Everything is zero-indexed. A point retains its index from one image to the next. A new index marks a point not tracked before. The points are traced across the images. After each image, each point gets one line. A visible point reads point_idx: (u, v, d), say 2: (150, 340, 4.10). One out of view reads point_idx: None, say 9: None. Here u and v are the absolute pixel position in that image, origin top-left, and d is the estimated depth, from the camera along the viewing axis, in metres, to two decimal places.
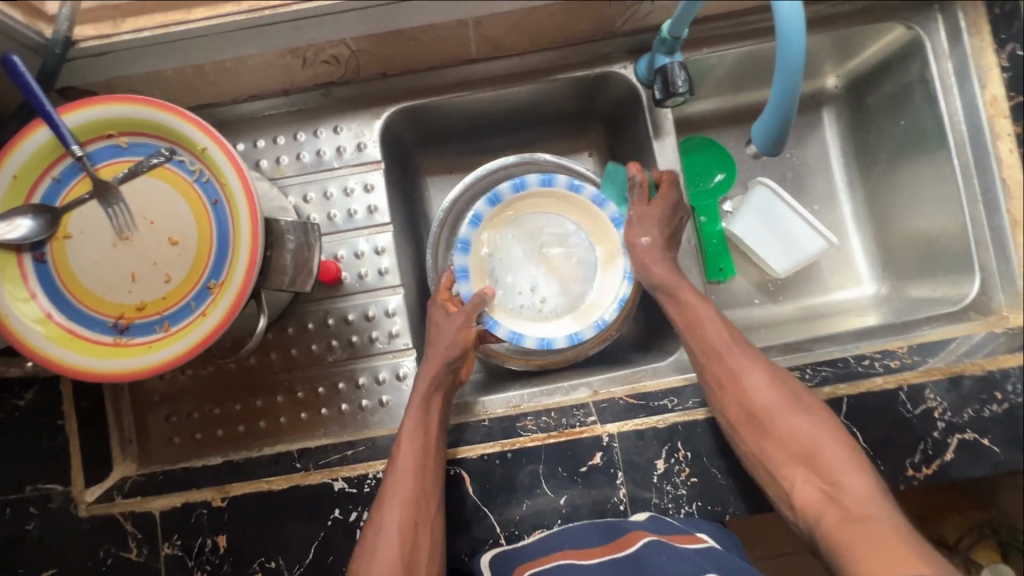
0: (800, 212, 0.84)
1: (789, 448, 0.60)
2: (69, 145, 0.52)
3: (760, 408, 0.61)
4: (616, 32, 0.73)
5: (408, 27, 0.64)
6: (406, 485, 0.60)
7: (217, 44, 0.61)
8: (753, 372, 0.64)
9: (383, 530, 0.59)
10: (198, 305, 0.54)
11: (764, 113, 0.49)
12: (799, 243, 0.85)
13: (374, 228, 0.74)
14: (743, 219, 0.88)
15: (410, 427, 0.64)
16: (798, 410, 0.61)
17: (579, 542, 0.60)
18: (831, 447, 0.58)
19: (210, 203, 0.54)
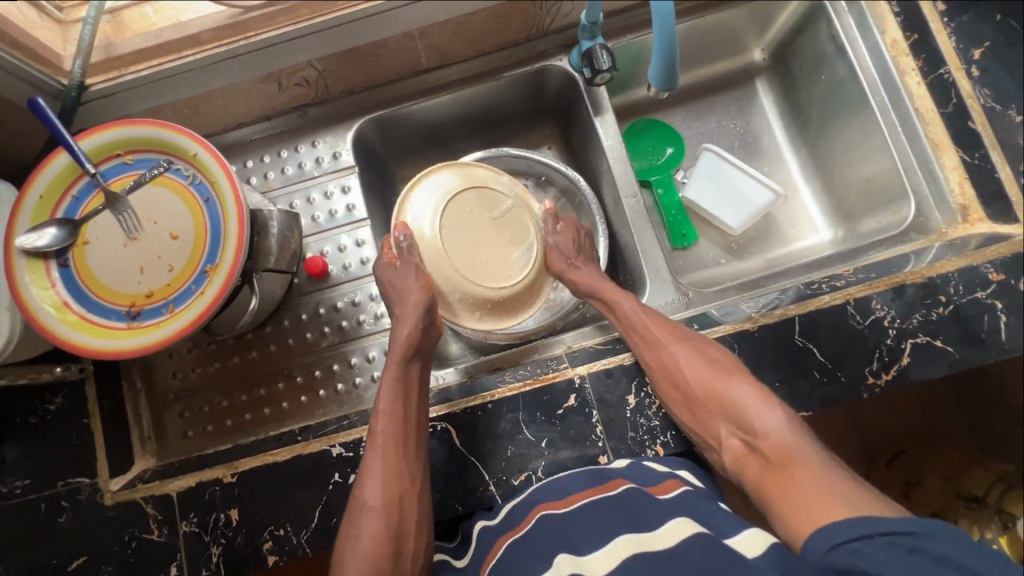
0: (743, 168, 0.93)
1: (709, 406, 0.65)
2: (84, 165, 0.62)
3: (673, 369, 0.67)
4: (546, 30, 0.83)
5: (363, 45, 0.75)
6: (385, 456, 0.64)
7: (204, 75, 0.73)
8: (678, 344, 0.69)
9: (366, 504, 0.63)
10: (198, 287, 0.62)
11: (653, 52, 0.56)
12: (747, 197, 0.93)
13: (354, 223, 0.82)
14: (695, 184, 0.96)
15: (387, 400, 0.68)
16: (683, 346, 0.69)
17: (565, 490, 0.63)
18: (744, 398, 0.64)
19: (203, 201, 0.63)
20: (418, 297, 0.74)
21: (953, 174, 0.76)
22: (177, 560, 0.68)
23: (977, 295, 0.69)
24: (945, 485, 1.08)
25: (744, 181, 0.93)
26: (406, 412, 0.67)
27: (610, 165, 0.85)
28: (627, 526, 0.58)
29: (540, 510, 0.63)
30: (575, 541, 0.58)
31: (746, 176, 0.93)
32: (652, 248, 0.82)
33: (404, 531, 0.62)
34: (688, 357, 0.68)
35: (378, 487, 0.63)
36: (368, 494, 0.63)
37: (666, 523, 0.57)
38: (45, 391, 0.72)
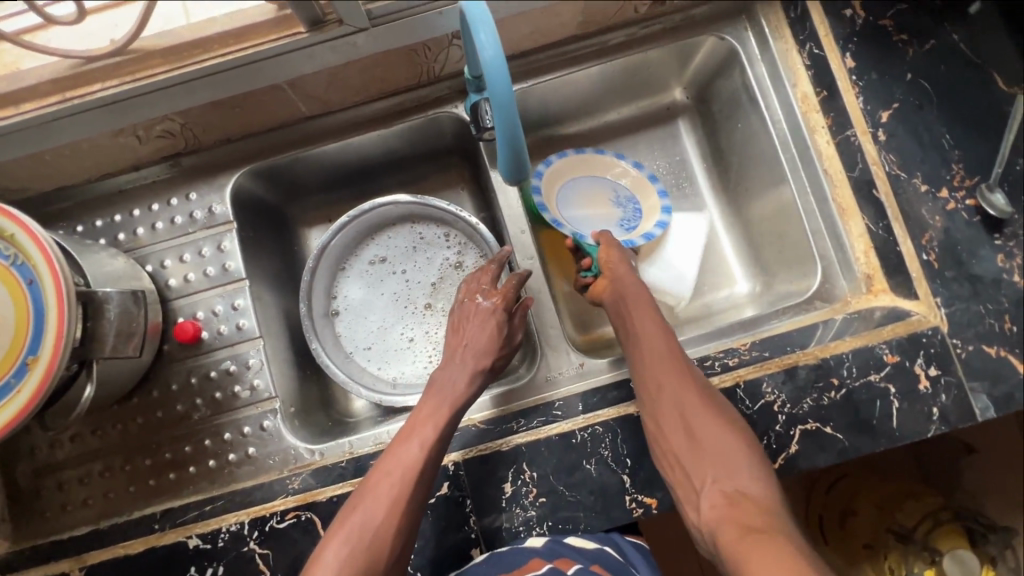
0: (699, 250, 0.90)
1: (666, 399, 0.63)
2: None
3: (655, 386, 0.64)
4: (439, 77, 0.77)
5: (227, 97, 0.69)
6: (397, 474, 0.61)
7: (44, 133, 0.66)
8: (676, 367, 0.64)
9: (352, 517, 0.60)
10: (18, 380, 0.56)
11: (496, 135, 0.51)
12: (664, 271, 0.90)
13: (230, 285, 0.77)
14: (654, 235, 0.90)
15: (423, 419, 0.65)
16: (685, 367, 0.65)
17: (482, 575, 0.59)
18: (695, 398, 0.62)
19: (26, 284, 0.57)
20: (466, 339, 0.71)
21: (858, 242, 0.73)
22: None
23: (871, 378, 0.66)
24: (880, 519, 1.02)
25: (684, 262, 0.90)
26: (436, 436, 0.64)
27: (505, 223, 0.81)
28: None
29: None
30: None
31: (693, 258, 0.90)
32: (545, 312, 0.77)
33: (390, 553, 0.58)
34: (667, 347, 0.66)
35: (380, 506, 0.59)
36: (367, 508, 0.60)
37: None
38: None
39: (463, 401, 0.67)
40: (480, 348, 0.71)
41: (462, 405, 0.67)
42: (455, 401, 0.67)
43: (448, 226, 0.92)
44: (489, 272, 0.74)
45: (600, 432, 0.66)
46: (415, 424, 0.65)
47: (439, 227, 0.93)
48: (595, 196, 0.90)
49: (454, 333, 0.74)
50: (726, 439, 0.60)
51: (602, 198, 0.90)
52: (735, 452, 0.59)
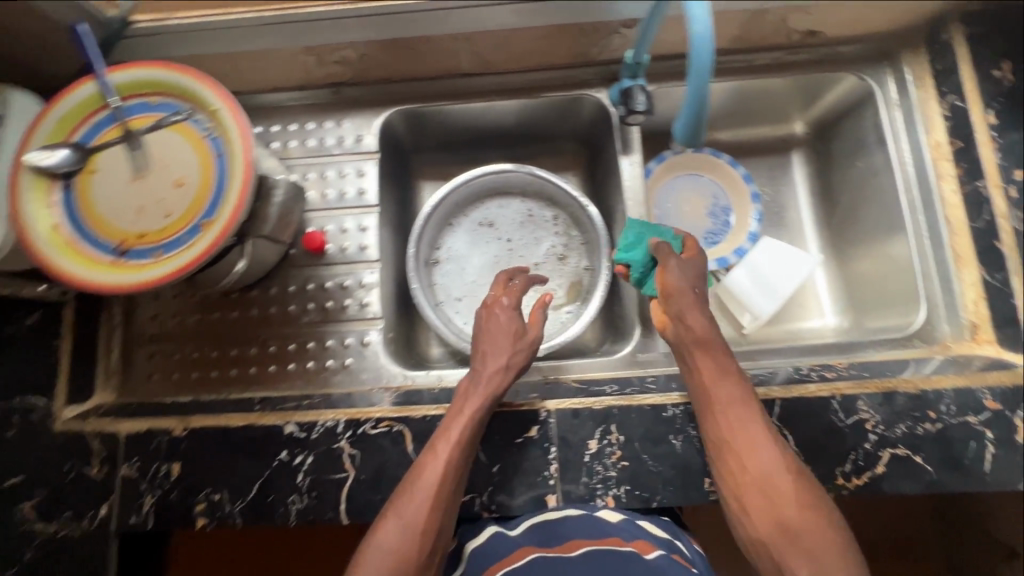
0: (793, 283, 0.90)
1: (743, 459, 0.60)
2: (110, 97, 0.63)
3: (727, 443, 0.62)
4: (592, 61, 0.83)
5: (407, 38, 0.75)
6: (426, 485, 0.60)
7: (247, 35, 0.73)
8: (746, 421, 0.62)
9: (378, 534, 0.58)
10: (189, 239, 0.61)
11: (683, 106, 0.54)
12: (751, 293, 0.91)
13: (361, 208, 0.82)
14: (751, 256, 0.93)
15: (449, 430, 0.63)
16: (756, 425, 0.62)
17: (570, 534, 0.62)
18: (775, 461, 0.60)
19: (215, 156, 0.63)
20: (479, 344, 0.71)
21: (968, 290, 0.75)
22: (108, 501, 0.68)
23: (968, 419, 0.66)
24: None
25: (776, 291, 0.90)
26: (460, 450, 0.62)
27: (626, 205, 0.84)
28: None
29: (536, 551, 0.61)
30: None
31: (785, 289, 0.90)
32: (649, 296, 0.80)
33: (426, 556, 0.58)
34: (741, 402, 0.63)
35: (411, 517, 0.58)
36: (400, 518, 0.58)
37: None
38: None
39: (484, 410, 0.65)
40: (493, 346, 0.69)
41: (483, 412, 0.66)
42: (474, 408, 0.65)
43: (558, 206, 0.96)
44: (497, 284, 0.77)
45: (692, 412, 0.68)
46: (442, 435, 0.63)
47: (551, 206, 0.96)
48: (697, 203, 0.98)
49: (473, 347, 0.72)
50: (805, 508, 0.57)
51: (702, 206, 0.98)
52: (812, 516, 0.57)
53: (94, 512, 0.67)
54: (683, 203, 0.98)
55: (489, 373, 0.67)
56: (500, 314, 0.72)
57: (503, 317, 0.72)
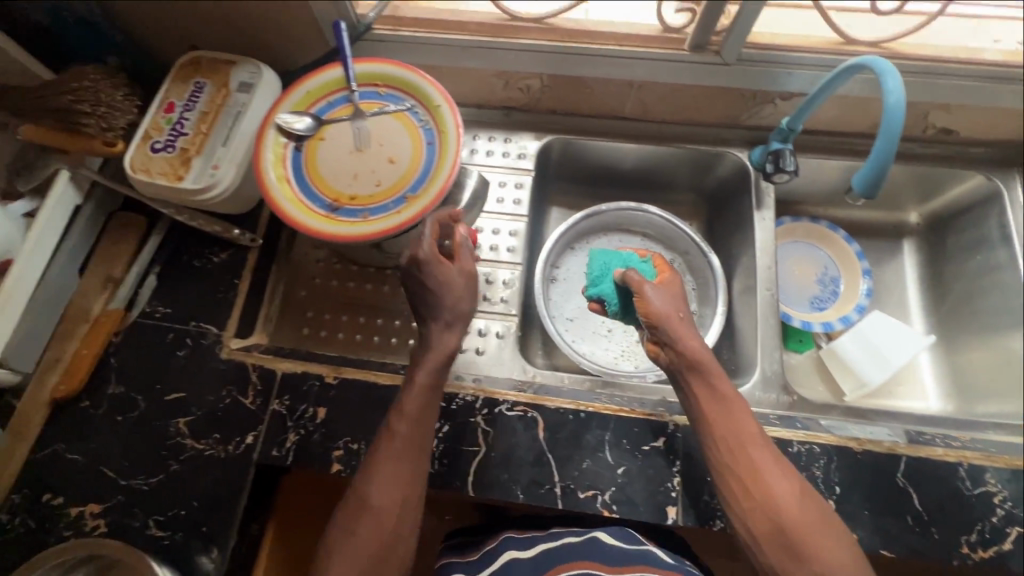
0: (904, 355, 0.92)
1: (751, 485, 0.62)
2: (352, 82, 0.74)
3: (742, 474, 0.63)
4: (741, 124, 0.92)
5: (589, 77, 0.86)
6: (392, 456, 0.62)
7: (456, 53, 0.85)
8: (760, 451, 0.63)
9: (359, 518, 0.59)
10: (394, 207, 0.70)
11: (869, 160, 0.62)
12: (862, 362, 0.93)
13: (512, 216, 0.90)
14: (859, 327, 0.96)
15: (410, 406, 0.65)
16: (763, 456, 0.63)
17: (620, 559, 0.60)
18: (787, 485, 0.61)
19: (426, 143, 0.73)
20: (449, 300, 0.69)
21: None
22: (255, 431, 0.72)
23: None
24: None
25: (887, 361, 0.92)
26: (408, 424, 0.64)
27: (755, 255, 0.90)
28: None
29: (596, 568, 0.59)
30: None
31: (897, 360, 0.92)
32: (770, 341, 0.85)
33: (405, 524, 0.61)
34: (750, 430, 0.64)
35: (392, 487, 0.61)
36: (371, 486, 0.61)
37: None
38: (215, 245, 0.82)
39: (438, 372, 0.67)
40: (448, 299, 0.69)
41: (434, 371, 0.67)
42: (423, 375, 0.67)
43: (677, 249, 1.01)
44: (431, 231, 0.68)
45: (816, 452, 0.69)
46: (402, 411, 0.65)
47: (669, 248, 1.01)
48: (807, 268, 1.03)
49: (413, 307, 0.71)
50: (814, 529, 0.59)
51: (813, 272, 1.03)
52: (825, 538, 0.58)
53: (240, 438, 0.72)
54: (795, 266, 1.04)
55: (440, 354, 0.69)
56: (425, 273, 0.68)
57: (457, 280, 0.70)
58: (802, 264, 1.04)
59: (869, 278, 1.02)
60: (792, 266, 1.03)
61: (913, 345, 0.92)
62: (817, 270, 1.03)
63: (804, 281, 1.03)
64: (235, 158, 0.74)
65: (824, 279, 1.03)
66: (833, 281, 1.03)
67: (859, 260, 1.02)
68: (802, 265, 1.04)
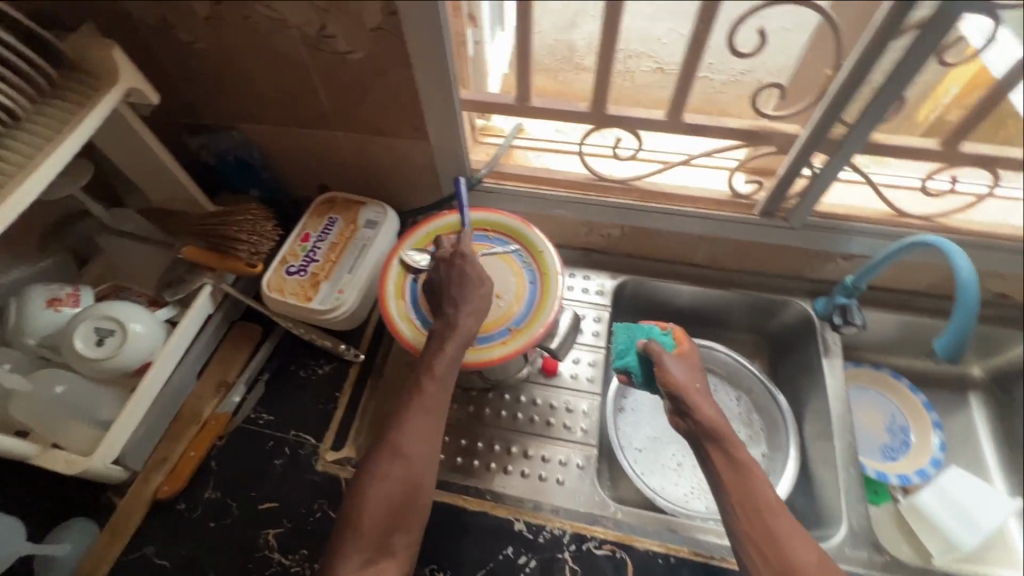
0: (992, 518, 0.89)
1: (770, 552, 0.60)
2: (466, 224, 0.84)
3: (768, 545, 0.61)
4: (802, 277, 1.01)
5: (667, 230, 0.97)
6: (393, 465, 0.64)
7: (551, 205, 0.98)
8: (785, 525, 0.62)
9: (380, 479, 0.63)
10: (500, 337, 0.78)
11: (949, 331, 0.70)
12: (948, 522, 0.90)
13: (591, 346, 0.97)
14: (939, 482, 0.94)
15: (415, 413, 0.67)
16: (787, 522, 0.62)
17: None
18: (806, 558, 0.60)
19: (529, 282, 0.82)
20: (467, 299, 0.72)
21: None
22: None
23: None
24: None
25: (974, 523, 0.89)
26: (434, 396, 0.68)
27: (828, 401, 0.93)
28: None
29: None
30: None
31: (984, 524, 0.88)
32: (853, 493, 0.84)
33: (400, 533, 0.63)
34: (767, 500, 0.63)
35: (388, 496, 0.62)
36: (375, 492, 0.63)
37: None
38: (321, 358, 0.89)
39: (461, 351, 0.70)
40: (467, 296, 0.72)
41: (458, 348, 0.70)
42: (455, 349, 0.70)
43: (744, 388, 1.03)
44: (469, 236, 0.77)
45: None
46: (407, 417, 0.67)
47: (733, 385, 1.04)
48: (875, 416, 1.05)
49: (439, 291, 0.74)
50: None
51: (881, 420, 1.04)
52: None
53: None
54: (862, 412, 1.05)
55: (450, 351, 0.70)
56: (465, 265, 0.73)
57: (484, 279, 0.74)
58: (868, 411, 1.05)
59: (939, 430, 1.02)
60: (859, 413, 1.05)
61: (999, 508, 0.89)
62: (886, 418, 1.04)
63: (874, 429, 1.04)
64: (357, 284, 0.85)
65: (894, 428, 1.03)
66: (903, 430, 1.03)
67: (927, 411, 1.03)
68: (869, 412, 1.05)
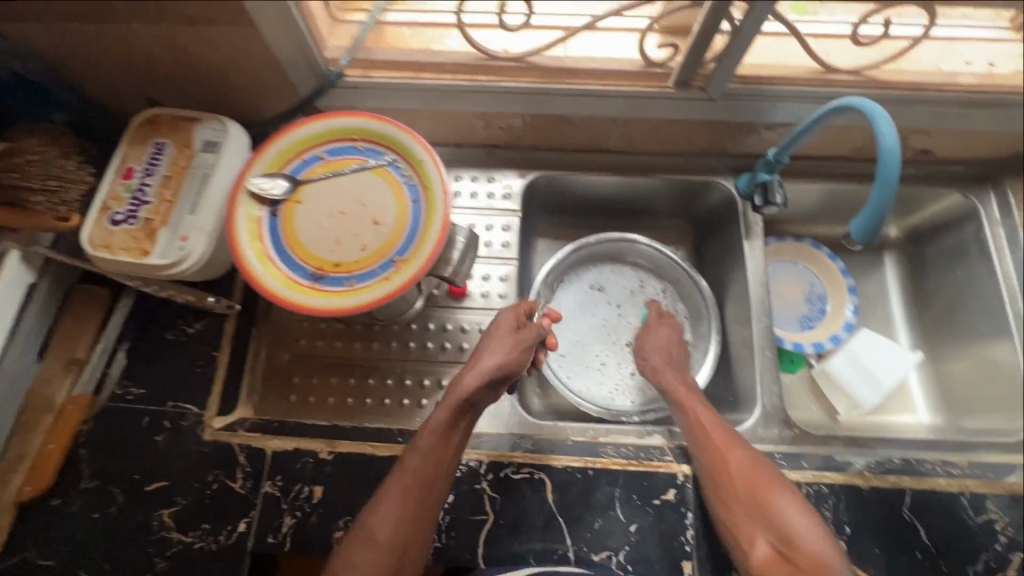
0: (895, 374, 0.94)
1: (746, 502, 0.66)
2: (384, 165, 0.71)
3: (720, 458, 0.68)
4: (724, 153, 0.92)
5: (574, 116, 0.84)
6: (365, 553, 0.61)
7: (436, 98, 0.82)
8: (732, 439, 0.70)
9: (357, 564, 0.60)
10: (382, 271, 0.66)
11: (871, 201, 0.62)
12: (855, 381, 0.95)
13: (502, 259, 0.88)
14: (850, 345, 0.98)
15: (390, 496, 0.64)
16: (731, 438, 0.70)
17: None
18: (781, 501, 0.65)
19: (411, 200, 0.70)
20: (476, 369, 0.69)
21: None
22: (247, 518, 0.68)
23: None
24: None
25: (877, 380, 0.94)
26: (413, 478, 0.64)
27: (747, 285, 0.90)
28: None
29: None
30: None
31: (887, 380, 0.94)
32: (768, 374, 0.84)
33: None
34: (739, 455, 0.68)
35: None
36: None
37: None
38: (188, 314, 0.77)
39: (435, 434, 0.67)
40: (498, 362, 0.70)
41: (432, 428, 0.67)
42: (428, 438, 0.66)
43: (668, 277, 1.00)
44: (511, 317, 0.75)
45: (824, 493, 0.70)
46: (378, 500, 0.64)
47: (659, 278, 1.00)
48: (794, 285, 1.04)
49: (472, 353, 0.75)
50: (769, 487, 0.66)
51: (801, 290, 1.04)
52: (779, 502, 0.65)
53: (232, 528, 0.68)
54: (782, 286, 1.04)
55: (437, 425, 0.67)
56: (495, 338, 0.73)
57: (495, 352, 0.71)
58: (789, 282, 1.04)
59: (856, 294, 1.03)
60: (780, 285, 1.04)
61: (902, 364, 0.94)
62: (806, 287, 1.04)
63: (795, 300, 1.03)
64: (203, 227, 0.69)
65: (813, 295, 1.03)
66: (821, 297, 1.03)
67: (845, 277, 1.03)
68: (789, 284, 1.04)
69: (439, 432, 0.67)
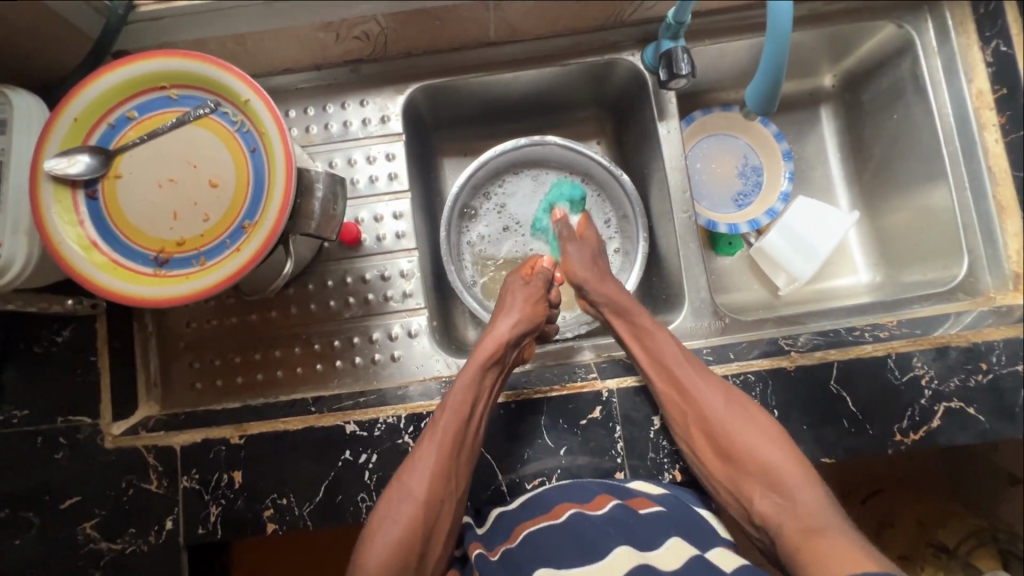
0: (829, 245, 0.89)
1: (689, 411, 0.66)
2: (248, 141, 0.59)
3: (678, 386, 0.67)
4: (624, 22, 0.79)
5: (435, 7, 0.70)
6: (398, 522, 0.60)
7: (261, 14, 0.67)
8: (686, 366, 0.68)
9: (420, 493, 0.61)
10: (233, 242, 0.58)
11: (756, 75, 0.58)
12: (786, 255, 0.90)
13: (393, 195, 0.80)
14: (786, 218, 0.92)
15: (420, 460, 0.62)
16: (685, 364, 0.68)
17: (553, 502, 0.63)
18: (713, 405, 0.66)
19: (249, 151, 0.59)
20: (523, 312, 0.73)
21: (1012, 240, 0.76)
22: (173, 515, 0.66)
23: (1018, 367, 0.68)
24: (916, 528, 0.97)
25: (810, 253, 0.90)
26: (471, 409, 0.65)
27: (667, 174, 0.82)
28: (623, 538, 0.60)
29: (572, 507, 0.62)
30: (555, 556, 0.59)
31: (819, 252, 0.89)
32: (695, 266, 0.80)
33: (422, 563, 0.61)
34: (672, 358, 0.68)
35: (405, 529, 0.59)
36: (378, 532, 0.59)
37: (662, 541, 0.60)
38: (53, 322, 0.69)
39: (481, 369, 0.68)
40: (517, 318, 0.72)
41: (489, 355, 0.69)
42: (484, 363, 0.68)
43: (587, 175, 0.90)
44: (527, 274, 0.78)
45: (752, 381, 0.69)
46: (417, 451, 0.63)
47: (581, 177, 0.90)
48: (724, 159, 0.96)
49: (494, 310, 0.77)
50: (727, 406, 0.66)
51: (733, 163, 0.96)
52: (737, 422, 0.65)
53: (159, 527, 0.66)
54: (712, 162, 0.96)
55: (473, 370, 0.68)
56: (522, 291, 0.75)
57: (519, 302, 0.74)
58: (719, 156, 0.96)
59: (791, 159, 0.95)
60: (710, 160, 0.96)
61: (839, 233, 0.89)
62: (738, 158, 0.96)
63: (727, 173, 0.96)
64: (17, 227, 0.58)
65: (746, 165, 0.96)
66: (756, 167, 0.96)
67: (778, 142, 0.95)
68: (720, 157, 0.96)
69: (472, 380, 0.67)
